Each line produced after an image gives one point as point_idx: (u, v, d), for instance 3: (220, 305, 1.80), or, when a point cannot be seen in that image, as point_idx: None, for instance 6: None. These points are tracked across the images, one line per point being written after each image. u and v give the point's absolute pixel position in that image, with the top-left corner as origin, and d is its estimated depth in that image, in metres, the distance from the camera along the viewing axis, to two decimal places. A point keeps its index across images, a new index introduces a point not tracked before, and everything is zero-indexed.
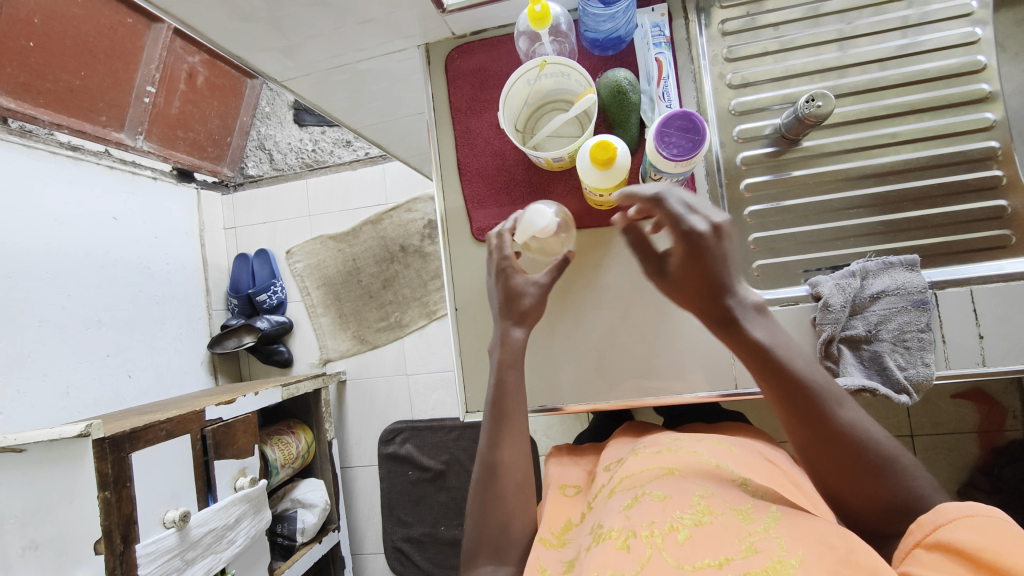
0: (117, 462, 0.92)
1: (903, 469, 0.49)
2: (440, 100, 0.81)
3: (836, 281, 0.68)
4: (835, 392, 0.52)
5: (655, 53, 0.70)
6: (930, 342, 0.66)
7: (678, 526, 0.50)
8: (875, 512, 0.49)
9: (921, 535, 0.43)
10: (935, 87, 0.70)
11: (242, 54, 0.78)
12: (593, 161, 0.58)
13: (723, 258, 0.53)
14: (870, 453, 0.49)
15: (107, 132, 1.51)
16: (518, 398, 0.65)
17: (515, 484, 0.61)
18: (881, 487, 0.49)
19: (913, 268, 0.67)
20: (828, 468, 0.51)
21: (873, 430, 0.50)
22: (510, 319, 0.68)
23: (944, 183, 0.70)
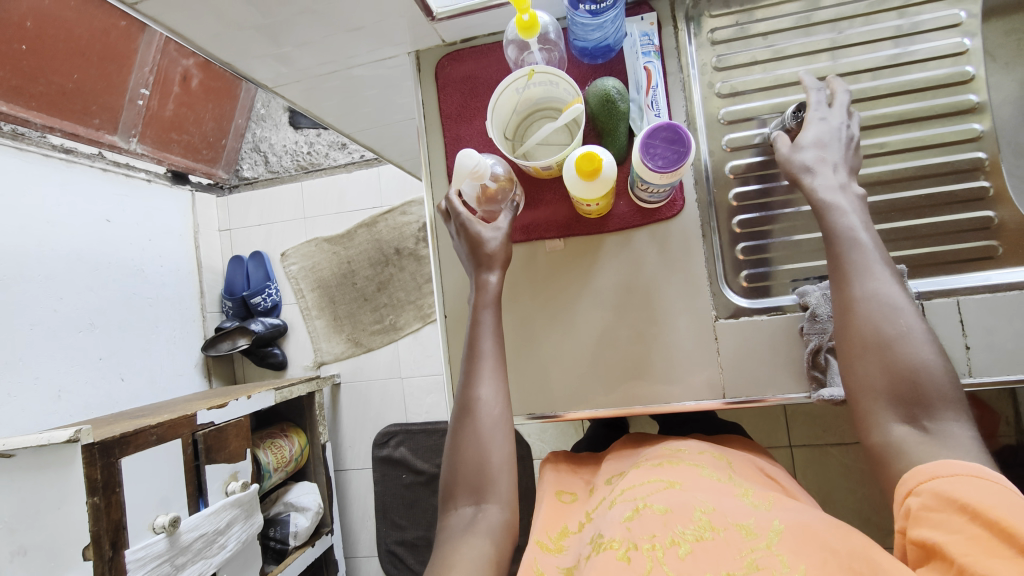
0: (106, 468, 0.92)
1: (922, 354, 0.52)
2: (430, 107, 0.81)
3: (823, 291, 0.68)
4: (884, 270, 0.56)
5: (643, 62, 0.70)
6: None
7: (679, 541, 0.50)
8: (887, 376, 0.53)
9: (914, 484, 0.47)
10: (924, 97, 0.70)
11: (232, 61, 0.77)
12: (579, 172, 0.58)
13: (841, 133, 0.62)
14: (891, 326, 0.53)
15: (101, 134, 1.50)
16: (493, 337, 0.65)
17: (491, 419, 0.60)
18: (889, 358, 0.53)
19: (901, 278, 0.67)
20: (849, 328, 0.56)
21: (907, 310, 0.54)
22: (480, 267, 0.67)
23: (932, 194, 0.71)
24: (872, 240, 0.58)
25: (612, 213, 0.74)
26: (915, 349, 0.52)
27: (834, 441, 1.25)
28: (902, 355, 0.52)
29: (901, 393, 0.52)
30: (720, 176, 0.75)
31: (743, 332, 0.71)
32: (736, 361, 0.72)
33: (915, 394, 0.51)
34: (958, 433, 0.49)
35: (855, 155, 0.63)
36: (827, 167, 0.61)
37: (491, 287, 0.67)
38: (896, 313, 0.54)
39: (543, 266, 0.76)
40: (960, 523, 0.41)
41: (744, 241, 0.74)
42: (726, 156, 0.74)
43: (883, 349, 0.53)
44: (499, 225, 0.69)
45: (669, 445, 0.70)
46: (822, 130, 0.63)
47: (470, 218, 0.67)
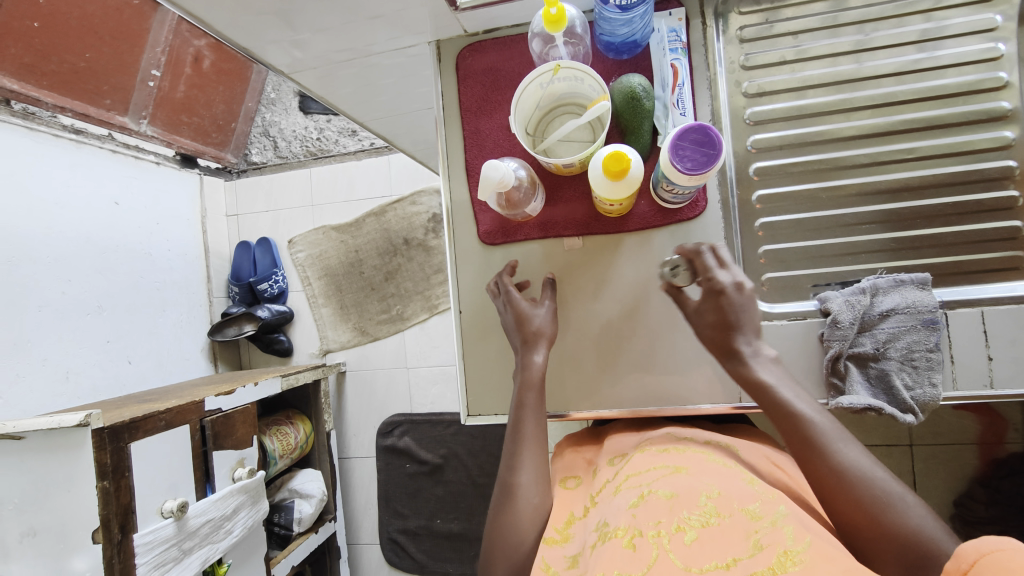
0: (116, 452, 0.92)
1: (912, 514, 0.48)
2: (449, 99, 0.80)
3: (845, 298, 0.68)
4: (842, 436, 0.54)
5: (670, 59, 0.69)
6: (936, 364, 0.66)
7: (685, 527, 0.49)
8: (896, 553, 0.47)
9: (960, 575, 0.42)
10: (953, 103, 0.69)
11: (249, 46, 0.76)
12: (605, 172, 0.56)
13: (741, 303, 0.62)
14: (872, 494, 0.50)
15: (112, 115, 1.48)
16: (537, 425, 0.66)
17: (533, 507, 0.61)
18: (886, 529, 0.48)
19: (924, 286, 0.66)
20: (839, 507, 0.51)
21: (878, 473, 0.51)
22: (524, 347, 0.70)
23: (958, 202, 0.69)
24: (817, 407, 0.57)
25: (632, 212, 0.73)
26: (907, 515, 0.48)
27: None
28: (894, 520, 0.48)
29: (915, 568, 0.46)
30: (744, 177, 0.73)
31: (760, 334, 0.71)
32: None
33: (925, 565, 0.46)
34: None
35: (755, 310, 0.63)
36: (745, 346, 0.62)
37: (537, 365, 0.69)
38: (868, 479, 0.51)
39: (557, 261, 0.76)
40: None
41: (768, 243, 0.73)
42: (751, 157, 0.73)
43: (877, 519, 0.49)
44: (545, 302, 0.73)
45: (673, 432, 0.69)
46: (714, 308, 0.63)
47: (517, 297, 0.72)
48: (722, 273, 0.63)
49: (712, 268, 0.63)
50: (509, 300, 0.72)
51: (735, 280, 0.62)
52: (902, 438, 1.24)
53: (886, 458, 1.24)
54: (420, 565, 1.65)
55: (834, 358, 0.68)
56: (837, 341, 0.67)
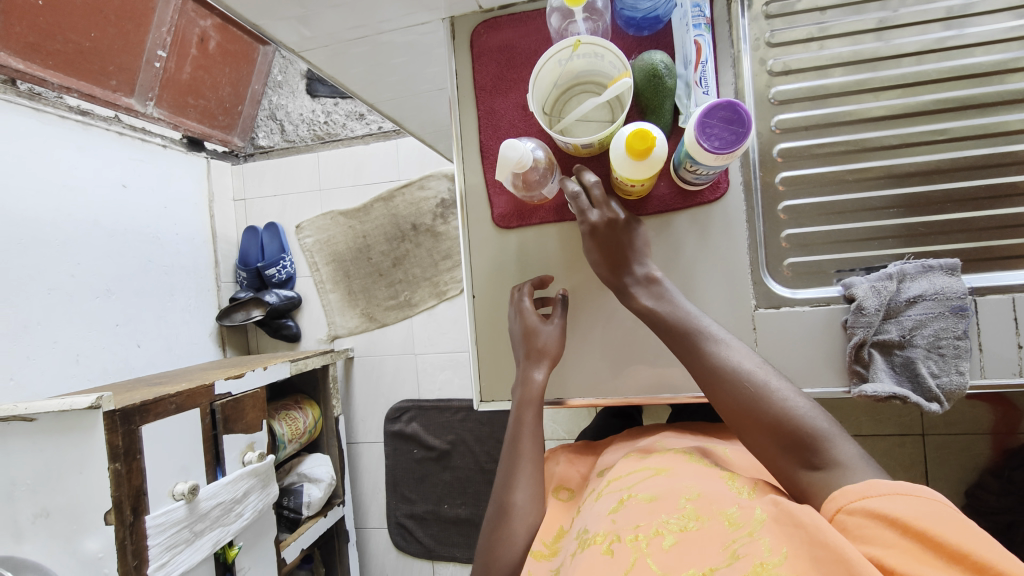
0: (127, 434, 0.92)
1: (779, 396, 0.55)
2: (463, 77, 0.78)
3: (871, 283, 0.66)
4: (719, 337, 0.60)
5: (694, 35, 0.66)
6: (962, 353, 0.64)
7: (663, 532, 0.50)
8: (765, 432, 0.54)
9: (844, 502, 0.46)
10: (983, 82, 0.66)
11: (258, 22, 0.74)
12: (629, 151, 0.54)
13: (619, 238, 0.65)
14: (746, 386, 0.56)
15: (118, 97, 1.47)
16: (534, 440, 0.67)
17: (527, 527, 0.62)
18: (761, 414, 0.55)
19: (953, 273, 0.64)
20: (722, 399, 0.57)
21: (751, 365, 0.57)
22: (527, 361, 0.70)
23: (992, 184, 0.66)
24: (697, 315, 0.62)
25: (652, 194, 0.71)
26: (776, 398, 0.54)
27: (852, 432, 1.24)
28: (764, 405, 0.54)
29: (788, 443, 0.53)
30: (767, 159, 0.71)
31: (782, 323, 0.69)
32: (774, 352, 0.70)
33: (797, 438, 0.52)
34: (841, 453, 0.50)
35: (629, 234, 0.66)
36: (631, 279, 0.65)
37: (536, 383, 0.69)
38: (741, 374, 0.57)
39: (571, 251, 0.74)
40: (903, 547, 0.40)
41: (790, 228, 0.71)
42: (775, 138, 0.71)
43: (752, 408, 0.55)
44: (555, 320, 0.72)
45: (665, 440, 0.71)
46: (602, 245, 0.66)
47: (530, 312, 0.71)
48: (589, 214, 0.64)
49: (583, 208, 0.65)
50: (520, 311, 0.72)
51: (607, 214, 0.65)
52: (914, 428, 1.22)
53: (899, 448, 1.23)
54: (428, 549, 1.66)
55: (858, 345, 0.66)
56: (861, 327, 0.65)
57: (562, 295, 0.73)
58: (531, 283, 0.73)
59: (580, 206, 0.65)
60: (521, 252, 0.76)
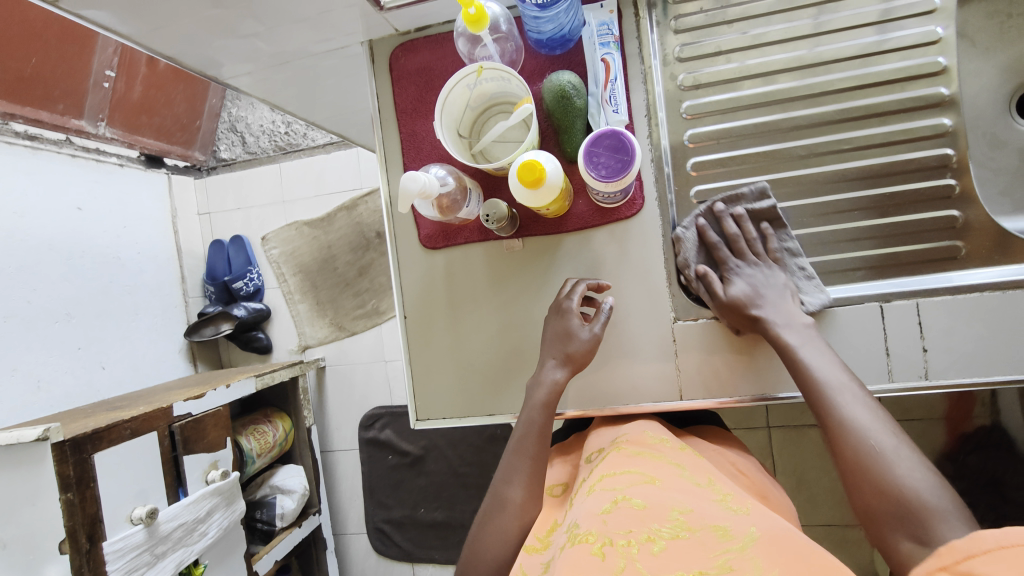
0: (79, 464, 0.93)
1: (903, 469, 0.50)
2: (384, 101, 0.78)
3: (689, 230, 0.70)
4: (851, 395, 0.57)
5: (602, 53, 0.67)
6: (795, 251, 0.69)
7: (654, 538, 0.50)
8: (882, 502, 0.50)
9: (949, 561, 0.38)
10: (892, 90, 0.67)
11: (176, 55, 0.75)
12: (522, 182, 0.54)
13: (761, 281, 0.68)
14: (868, 445, 0.53)
15: (66, 120, 1.46)
16: (542, 440, 0.67)
17: (521, 523, 0.63)
18: (873, 478, 0.51)
19: (764, 194, 0.68)
20: (840, 453, 0.55)
21: (878, 430, 0.54)
22: (554, 357, 0.69)
23: (894, 192, 0.68)
24: (839, 370, 0.60)
25: (571, 212, 0.72)
26: (896, 468, 0.51)
27: (812, 423, 1.26)
28: (881, 472, 0.51)
29: (895, 511, 0.49)
30: (681, 173, 0.72)
31: (704, 332, 0.71)
32: (693, 362, 0.71)
33: (908, 512, 0.48)
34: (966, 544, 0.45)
35: (772, 282, 0.67)
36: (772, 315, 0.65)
37: (552, 382, 0.68)
38: (864, 433, 0.54)
39: (499, 265, 0.76)
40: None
41: None
42: (689, 152, 0.72)
43: (866, 471, 0.52)
44: (593, 327, 0.68)
45: (648, 430, 0.70)
46: (748, 285, 0.67)
47: (572, 313, 0.68)
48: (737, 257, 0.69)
49: (727, 253, 0.69)
50: (562, 308, 0.69)
51: (746, 259, 0.69)
52: None
53: None
54: (406, 553, 1.69)
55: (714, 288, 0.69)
56: (706, 272, 0.69)
57: (608, 304, 0.69)
58: (587, 282, 0.70)
59: (720, 257, 0.69)
60: (449, 270, 0.77)
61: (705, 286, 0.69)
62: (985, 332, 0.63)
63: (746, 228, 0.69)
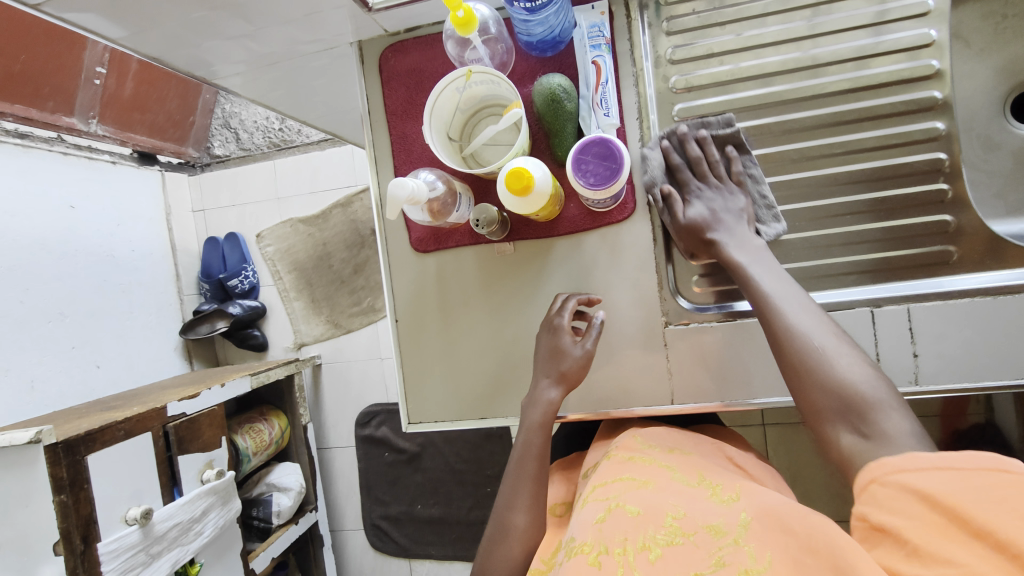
0: (72, 466, 0.93)
1: (845, 369, 0.52)
2: (374, 102, 0.77)
3: (652, 153, 0.68)
4: (794, 299, 0.57)
5: (593, 56, 0.66)
6: (757, 178, 0.67)
7: (650, 546, 0.50)
8: (828, 400, 0.51)
9: (878, 472, 0.44)
10: (885, 94, 0.67)
11: (162, 56, 0.74)
12: (510, 191, 0.55)
13: (720, 204, 0.66)
14: (813, 347, 0.54)
15: (57, 117, 1.44)
16: (541, 460, 0.67)
17: (526, 548, 0.62)
18: (817, 378, 0.52)
19: (729, 124, 0.67)
20: (785, 357, 0.55)
21: (820, 331, 0.55)
22: (548, 376, 0.69)
23: (885, 197, 0.68)
24: (783, 277, 0.60)
25: (563, 216, 0.72)
26: (837, 366, 0.52)
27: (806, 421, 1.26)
28: (825, 372, 0.52)
29: (838, 405, 0.51)
30: None
31: (694, 337, 0.71)
32: (685, 366, 0.71)
33: (850, 406, 0.50)
34: (899, 428, 0.48)
35: (732, 207, 0.66)
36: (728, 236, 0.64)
37: (547, 402, 0.68)
38: (808, 336, 0.54)
39: (490, 267, 0.75)
40: (925, 518, 0.39)
41: None
42: None
43: (811, 372, 0.53)
44: (585, 344, 0.68)
45: (637, 433, 0.70)
46: (708, 209, 0.66)
47: (564, 330, 0.68)
48: (698, 181, 0.68)
49: (688, 176, 0.68)
50: (554, 326, 0.69)
51: (707, 184, 0.67)
52: None
53: None
54: (403, 549, 1.70)
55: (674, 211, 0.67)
56: (667, 194, 0.67)
57: (599, 319, 0.69)
58: (577, 298, 0.70)
59: (682, 180, 0.68)
60: (441, 273, 0.77)
61: (667, 209, 0.68)
62: (975, 338, 0.63)
63: (710, 152, 0.67)
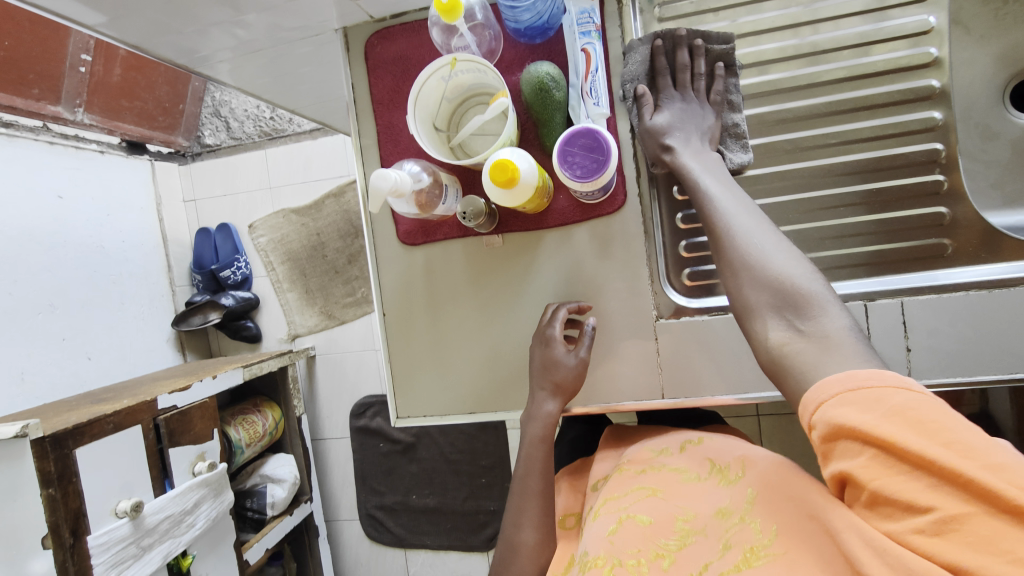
0: (60, 459, 0.92)
1: (785, 267, 0.52)
2: (360, 91, 0.76)
3: (642, 47, 0.65)
4: (739, 211, 0.57)
5: (582, 43, 0.64)
6: (735, 105, 0.66)
7: (662, 553, 0.51)
8: (765, 292, 0.52)
9: (809, 414, 0.43)
10: (881, 82, 0.66)
11: (142, 43, 0.72)
12: (495, 183, 0.54)
13: (692, 116, 0.65)
14: (753, 248, 0.54)
15: (42, 106, 1.42)
16: (543, 473, 0.67)
17: (536, 565, 0.62)
18: (754, 272, 0.53)
19: (726, 40, 0.64)
20: (724, 256, 0.55)
21: (762, 236, 0.55)
22: (543, 388, 0.69)
23: (879, 188, 0.67)
24: (728, 187, 0.59)
25: (552, 208, 0.71)
26: (773, 264, 0.52)
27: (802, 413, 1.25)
28: (763, 266, 0.53)
29: (774, 298, 0.51)
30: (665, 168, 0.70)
31: (684, 331, 0.70)
32: (676, 361, 0.70)
33: (787, 298, 0.51)
34: (828, 325, 0.48)
35: (702, 123, 0.65)
36: (689, 147, 0.63)
37: (546, 415, 0.68)
38: (747, 238, 0.55)
39: (478, 261, 0.74)
40: (868, 458, 0.39)
41: (686, 238, 0.73)
42: None
43: (749, 269, 0.53)
44: (578, 352, 0.69)
45: (649, 446, 0.68)
46: (677, 118, 0.64)
47: (557, 341, 0.68)
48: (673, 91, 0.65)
49: (667, 80, 0.65)
50: (547, 337, 0.69)
51: (683, 95, 0.65)
52: None
53: None
54: (399, 539, 1.70)
55: (642, 114, 0.66)
56: (640, 93, 0.65)
57: (591, 326, 0.69)
58: (568, 307, 0.70)
59: (661, 83, 0.66)
60: (429, 266, 0.75)
61: (637, 107, 0.66)
62: (970, 333, 0.62)
63: (697, 64, 0.65)
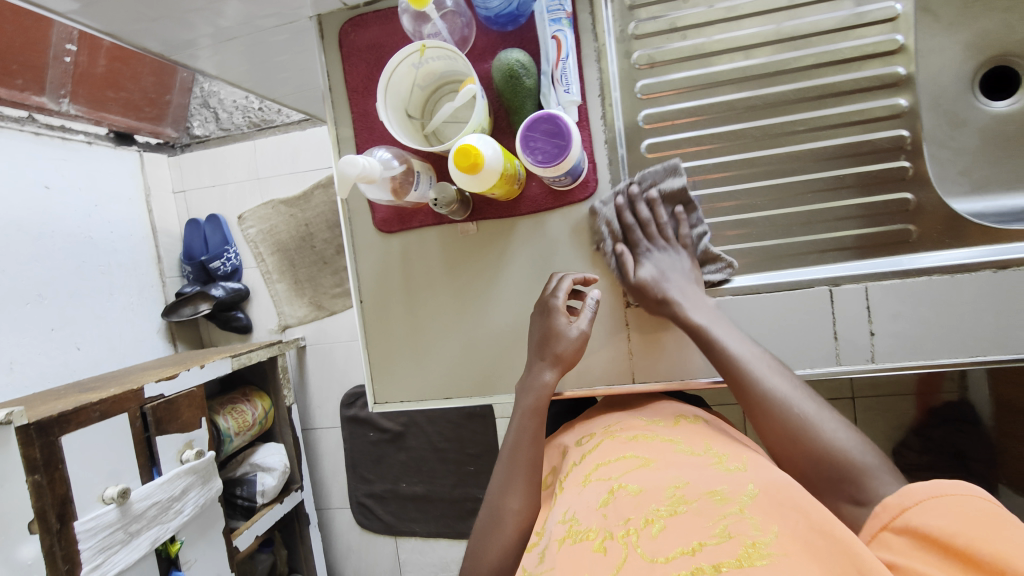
0: (46, 446, 0.94)
1: (832, 435, 0.51)
2: (335, 79, 0.76)
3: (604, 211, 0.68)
4: (765, 367, 0.58)
5: (552, 31, 0.64)
6: (703, 235, 0.68)
7: (653, 520, 0.47)
8: (815, 469, 0.50)
9: (888, 519, 0.42)
10: (850, 69, 0.66)
11: (117, 31, 0.72)
12: (459, 168, 0.55)
13: (673, 263, 0.67)
14: (795, 412, 0.53)
15: (26, 96, 1.42)
16: (533, 446, 0.64)
17: (520, 530, 0.59)
18: (807, 445, 0.51)
19: (676, 176, 0.67)
20: (768, 423, 0.54)
21: (798, 397, 0.54)
22: (541, 359, 0.67)
23: (845, 174, 0.68)
24: (747, 343, 0.60)
25: (524, 195, 0.71)
26: (822, 431, 0.51)
27: None
28: (810, 437, 0.51)
29: (832, 475, 0.49)
30: (636, 156, 0.71)
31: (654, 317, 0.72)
32: (646, 346, 0.72)
33: (841, 473, 0.49)
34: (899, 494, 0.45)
35: (680, 263, 0.67)
36: (685, 295, 0.65)
37: (541, 385, 0.65)
38: (786, 401, 0.54)
39: (456, 247, 0.75)
40: (939, 564, 0.36)
41: None
42: (643, 133, 0.71)
43: (797, 438, 0.52)
44: (580, 323, 0.66)
45: (640, 415, 0.67)
46: (659, 269, 0.67)
47: (558, 310, 0.66)
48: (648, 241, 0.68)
49: (639, 235, 0.68)
50: (551, 307, 0.67)
51: (657, 242, 0.68)
52: None
53: None
54: (389, 526, 1.72)
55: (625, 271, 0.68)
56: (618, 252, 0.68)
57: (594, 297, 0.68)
58: (573, 277, 0.69)
59: (633, 239, 0.68)
60: (406, 253, 0.76)
61: (618, 265, 0.69)
62: (930, 317, 0.64)
63: (658, 210, 0.68)
